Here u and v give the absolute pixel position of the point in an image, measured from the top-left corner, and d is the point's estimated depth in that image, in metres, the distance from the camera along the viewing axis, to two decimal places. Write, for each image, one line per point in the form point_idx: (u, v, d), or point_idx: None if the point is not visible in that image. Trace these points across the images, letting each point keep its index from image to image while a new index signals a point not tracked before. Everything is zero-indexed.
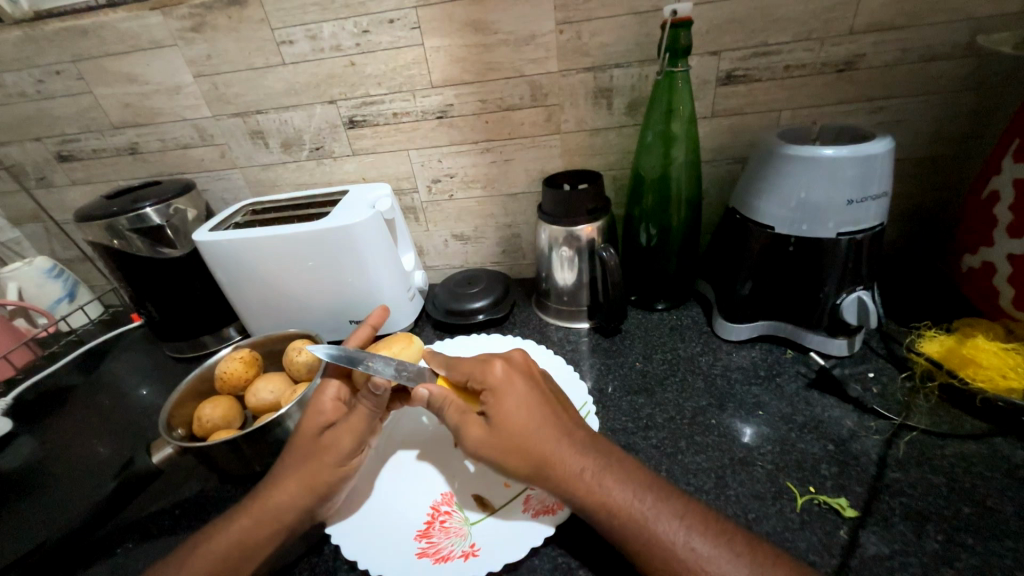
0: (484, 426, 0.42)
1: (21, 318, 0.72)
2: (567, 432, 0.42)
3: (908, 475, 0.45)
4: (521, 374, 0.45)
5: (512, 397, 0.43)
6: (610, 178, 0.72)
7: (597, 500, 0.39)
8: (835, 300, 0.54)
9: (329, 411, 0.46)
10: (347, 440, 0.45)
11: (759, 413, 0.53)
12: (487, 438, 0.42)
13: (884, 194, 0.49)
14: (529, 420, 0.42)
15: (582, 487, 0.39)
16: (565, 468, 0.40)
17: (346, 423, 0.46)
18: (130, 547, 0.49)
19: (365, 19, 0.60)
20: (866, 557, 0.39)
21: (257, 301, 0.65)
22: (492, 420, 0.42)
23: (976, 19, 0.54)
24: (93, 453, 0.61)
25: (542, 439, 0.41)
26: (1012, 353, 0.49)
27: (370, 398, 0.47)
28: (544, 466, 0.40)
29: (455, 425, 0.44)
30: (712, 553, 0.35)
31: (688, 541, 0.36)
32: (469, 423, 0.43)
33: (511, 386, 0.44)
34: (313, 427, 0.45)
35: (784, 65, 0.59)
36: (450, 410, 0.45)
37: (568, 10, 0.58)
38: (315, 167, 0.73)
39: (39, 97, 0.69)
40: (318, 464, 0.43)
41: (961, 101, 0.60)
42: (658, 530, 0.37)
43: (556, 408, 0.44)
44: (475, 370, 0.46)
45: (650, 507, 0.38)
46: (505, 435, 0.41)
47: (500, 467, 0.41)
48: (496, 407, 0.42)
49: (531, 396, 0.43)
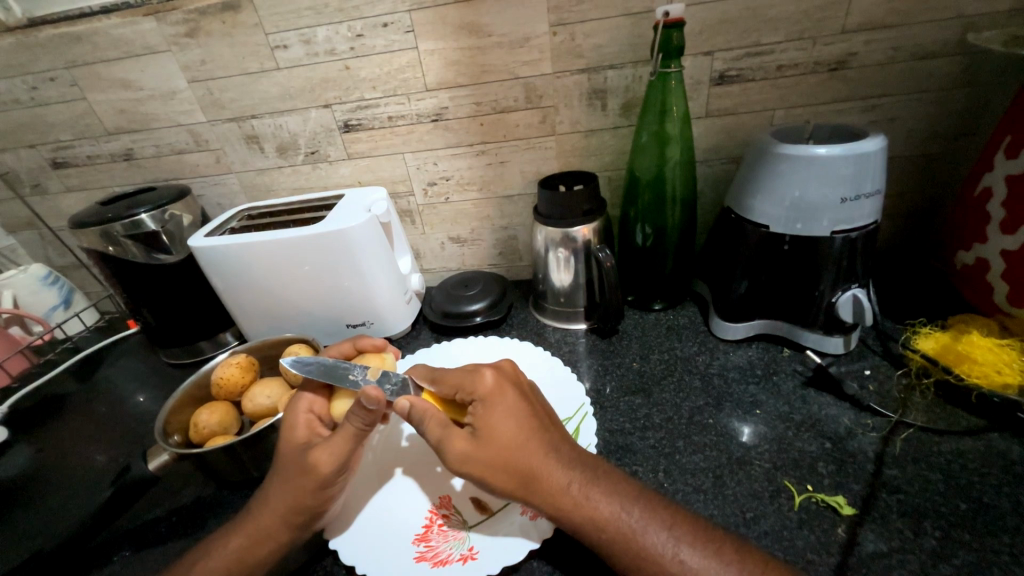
0: (470, 438, 0.42)
1: (16, 326, 0.72)
2: (554, 446, 0.42)
3: (904, 472, 0.45)
4: (511, 385, 0.45)
5: (500, 410, 0.42)
6: (605, 179, 0.72)
7: (584, 514, 0.39)
8: (831, 298, 0.54)
9: (303, 425, 0.45)
10: (326, 460, 0.42)
11: (756, 412, 0.53)
12: (475, 452, 0.41)
13: (878, 192, 0.49)
14: (518, 433, 0.41)
15: (569, 503, 0.39)
16: (553, 483, 0.40)
17: (326, 442, 0.43)
18: (127, 555, 0.48)
19: (359, 22, 0.60)
20: (864, 555, 0.39)
21: (253, 305, 0.65)
22: (479, 432, 0.41)
23: (967, 17, 0.55)
24: (90, 461, 0.61)
25: (530, 453, 0.41)
26: (1007, 349, 0.50)
27: (358, 418, 0.42)
28: (532, 481, 0.40)
29: (438, 439, 0.42)
30: (701, 564, 0.36)
31: (677, 555, 0.36)
32: (455, 437, 0.42)
33: (500, 398, 0.43)
34: (295, 447, 0.44)
35: (776, 65, 0.60)
36: (432, 424, 0.43)
37: (561, 12, 0.58)
38: (311, 171, 0.73)
39: (32, 104, 0.69)
40: (300, 489, 0.42)
41: (952, 99, 0.60)
42: (648, 542, 0.37)
43: (544, 421, 0.44)
44: (464, 381, 0.45)
45: (637, 519, 0.38)
46: (493, 448, 0.41)
47: (485, 483, 0.41)
48: (485, 420, 0.42)
49: (520, 407, 0.43)
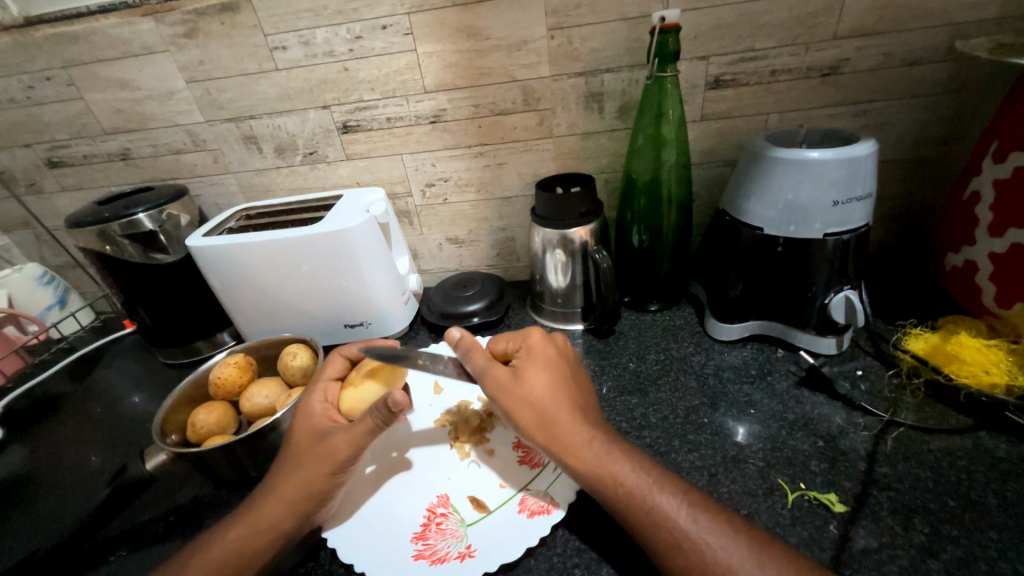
0: (509, 375, 0.45)
1: (11, 326, 0.72)
2: (580, 406, 0.44)
3: (895, 470, 0.46)
4: (557, 348, 0.49)
5: (538, 363, 0.45)
6: (602, 181, 0.72)
7: (601, 469, 0.40)
8: (823, 299, 0.55)
9: (319, 413, 0.46)
10: (343, 447, 0.43)
11: (751, 411, 0.54)
12: (509, 388, 0.44)
13: (869, 196, 0.50)
14: (552, 385, 0.44)
15: (587, 455, 0.41)
16: (576, 431, 0.42)
17: (344, 430, 0.44)
18: (123, 555, 0.48)
19: (358, 24, 0.60)
20: (855, 551, 0.40)
21: (250, 306, 0.65)
22: (518, 374, 0.45)
23: (955, 24, 0.56)
24: (84, 462, 0.61)
25: (559, 403, 0.43)
26: (995, 349, 0.51)
27: (377, 413, 0.42)
28: (555, 427, 0.42)
29: (483, 367, 0.46)
30: (712, 527, 0.36)
31: (689, 516, 0.37)
32: (496, 369, 0.46)
33: (543, 352, 0.47)
34: (309, 436, 0.45)
35: (771, 70, 0.60)
36: (478, 355, 0.47)
37: (559, 16, 0.59)
38: (309, 171, 0.73)
39: (28, 103, 0.69)
40: (314, 471, 0.43)
41: (942, 103, 0.61)
42: (660, 502, 0.38)
43: (577, 383, 0.47)
44: (516, 336, 0.49)
45: (652, 481, 0.39)
46: (525, 392, 0.44)
47: (512, 419, 0.44)
48: (524, 364, 0.46)
49: (558, 366, 0.46)
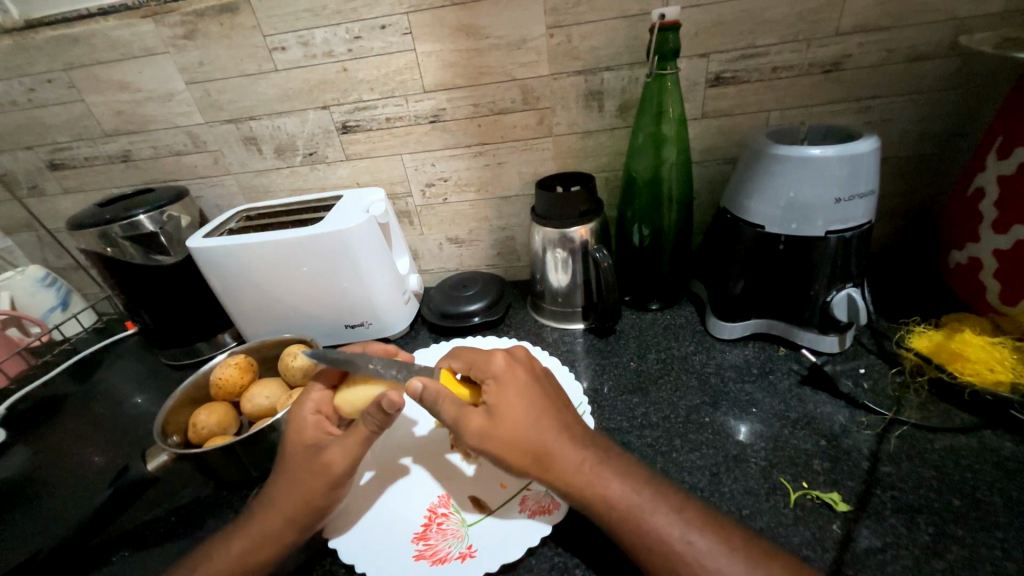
0: (484, 417, 0.42)
1: (14, 328, 0.73)
2: (565, 426, 0.43)
3: (899, 469, 0.46)
4: (523, 366, 0.46)
5: (512, 393, 0.43)
6: (603, 180, 0.72)
7: (596, 493, 0.39)
8: (826, 297, 0.55)
9: (311, 426, 0.44)
10: (338, 458, 0.42)
11: (753, 411, 0.54)
12: (490, 433, 0.41)
13: (872, 193, 0.50)
14: (530, 413, 0.42)
15: (582, 482, 0.40)
16: (565, 461, 0.41)
17: (339, 441, 0.43)
18: (125, 556, 0.48)
19: (357, 24, 0.60)
20: (858, 551, 0.40)
21: (251, 306, 0.65)
22: (492, 412, 0.42)
23: (959, 19, 0.55)
24: (88, 462, 0.61)
25: (543, 431, 0.41)
26: (999, 347, 0.50)
27: (371, 420, 0.42)
28: (546, 460, 0.41)
29: (455, 417, 0.42)
30: (710, 547, 0.36)
31: (684, 537, 0.37)
32: (470, 414, 0.42)
33: (514, 380, 0.44)
34: (303, 450, 0.43)
35: (771, 67, 0.60)
36: (446, 404, 0.42)
37: (558, 14, 0.59)
38: (309, 172, 0.73)
39: (29, 106, 0.69)
40: (309, 487, 0.42)
41: (944, 100, 0.61)
42: (657, 524, 0.38)
43: (556, 404, 0.44)
44: (479, 361, 0.46)
45: (647, 501, 0.39)
46: (507, 427, 0.41)
47: (501, 463, 0.41)
48: (497, 398, 0.42)
49: (532, 391, 0.44)
